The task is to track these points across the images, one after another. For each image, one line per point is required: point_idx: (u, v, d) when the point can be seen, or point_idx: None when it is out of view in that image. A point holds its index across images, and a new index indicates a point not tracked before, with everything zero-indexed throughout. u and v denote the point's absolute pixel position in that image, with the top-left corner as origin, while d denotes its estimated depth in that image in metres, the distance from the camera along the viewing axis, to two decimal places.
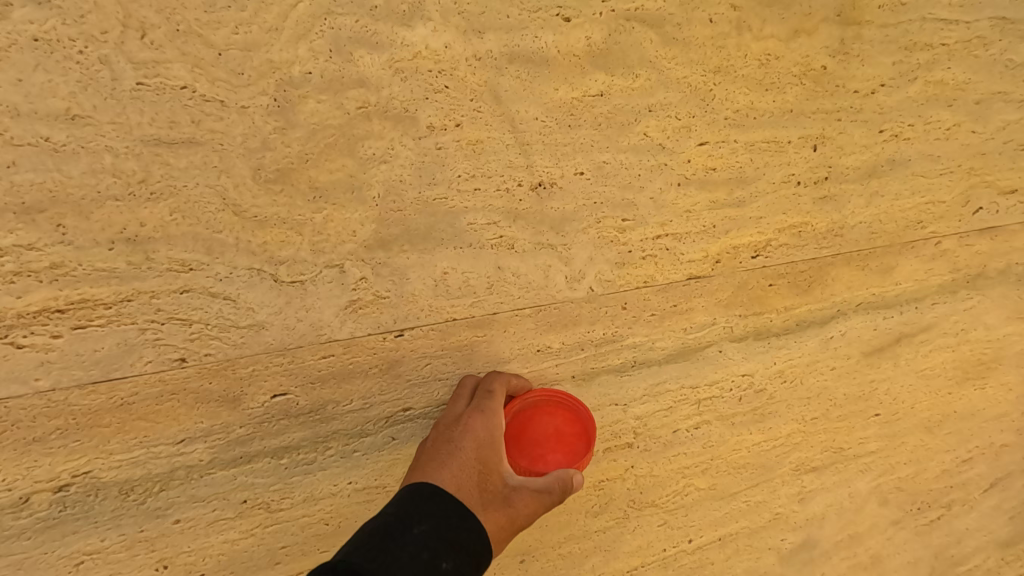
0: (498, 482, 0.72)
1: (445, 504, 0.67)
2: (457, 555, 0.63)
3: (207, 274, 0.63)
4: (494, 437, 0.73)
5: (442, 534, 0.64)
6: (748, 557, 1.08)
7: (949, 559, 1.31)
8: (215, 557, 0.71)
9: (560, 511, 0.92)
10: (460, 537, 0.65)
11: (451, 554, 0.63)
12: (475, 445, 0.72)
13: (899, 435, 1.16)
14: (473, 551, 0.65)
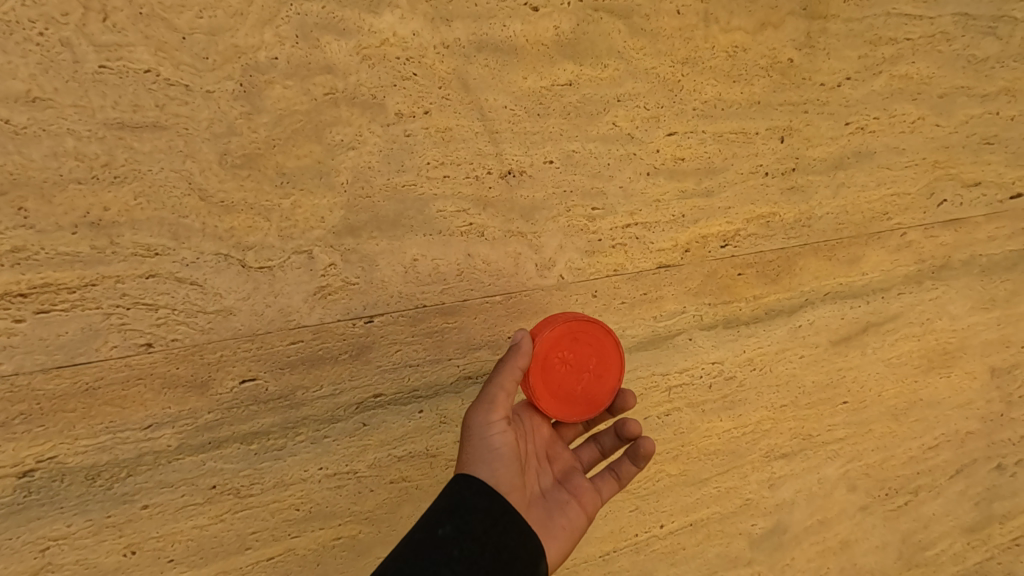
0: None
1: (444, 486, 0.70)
2: (454, 517, 0.65)
3: (173, 259, 0.64)
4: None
5: (435, 509, 0.66)
6: (719, 542, 1.11)
7: (916, 544, 1.34)
8: (184, 543, 0.71)
9: None
10: (453, 501, 0.67)
11: (446, 518, 0.65)
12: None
13: (867, 423, 1.19)
14: (470, 506, 0.66)
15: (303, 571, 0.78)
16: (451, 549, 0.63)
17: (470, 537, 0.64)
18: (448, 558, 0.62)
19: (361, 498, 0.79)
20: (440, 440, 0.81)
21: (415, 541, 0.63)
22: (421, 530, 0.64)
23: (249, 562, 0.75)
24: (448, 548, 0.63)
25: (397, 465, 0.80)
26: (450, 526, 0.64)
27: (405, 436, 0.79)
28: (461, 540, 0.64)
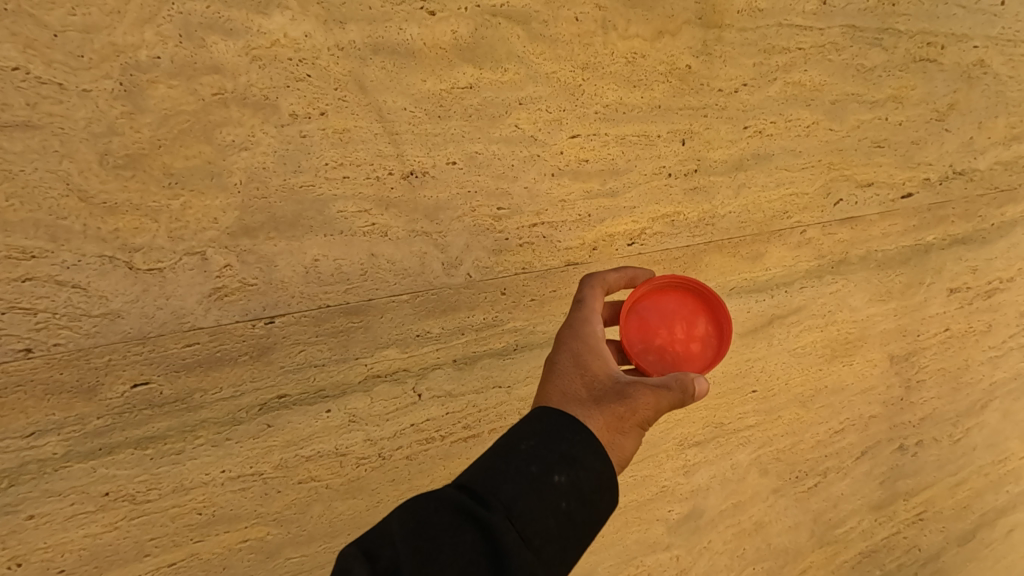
0: (608, 380, 0.69)
1: (558, 421, 0.63)
2: (570, 469, 0.59)
3: (52, 262, 0.62)
4: (590, 344, 0.72)
5: (551, 449, 0.60)
6: (637, 528, 1.15)
7: (827, 522, 1.43)
8: (76, 552, 0.69)
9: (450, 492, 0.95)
10: (574, 451, 0.60)
11: (563, 467, 0.59)
12: (574, 357, 0.71)
13: (776, 410, 1.26)
14: (586, 463, 0.60)
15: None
16: (560, 502, 0.57)
17: (579, 496, 0.58)
18: (554, 510, 0.56)
19: (268, 500, 0.78)
20: (350, 439, 0.82)
21: (526, 477, 0.57)
22: (534, 467, 0.58)
23: (149, 570, 0.74)
24: (558, 499, 0.57)
25: (305, 466, 0.80)
26: (566, 478, 0.58)
27: (313, 436, 0.80)
28: (573, 496, 0.58)
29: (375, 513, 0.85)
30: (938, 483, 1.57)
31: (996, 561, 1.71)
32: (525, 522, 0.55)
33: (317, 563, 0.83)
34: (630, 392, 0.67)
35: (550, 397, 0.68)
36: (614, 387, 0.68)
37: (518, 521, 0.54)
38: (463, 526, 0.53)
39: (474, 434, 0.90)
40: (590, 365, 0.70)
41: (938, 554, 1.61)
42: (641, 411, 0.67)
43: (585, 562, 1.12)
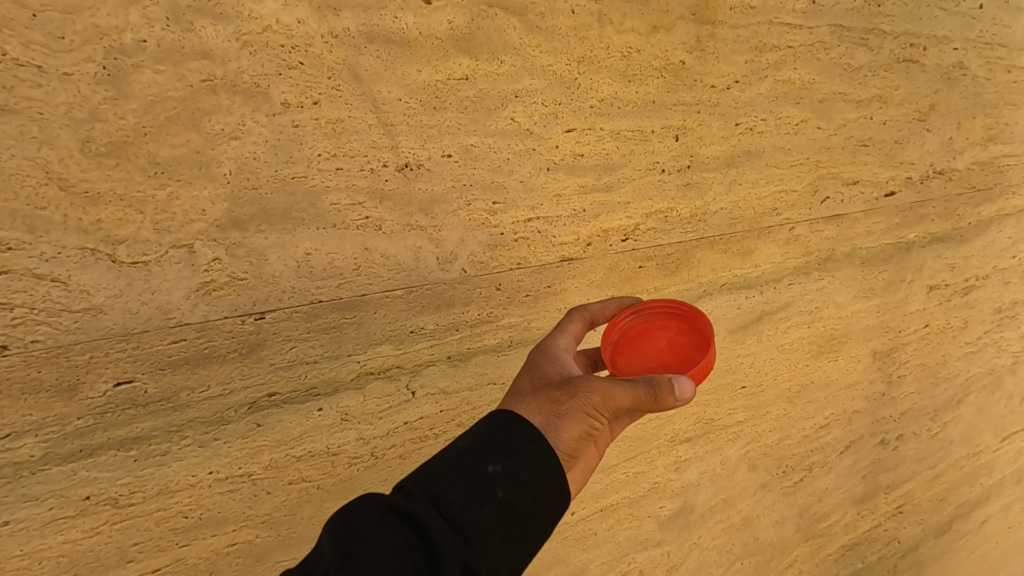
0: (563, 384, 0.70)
1: (496, 417, 0.62)
2: (506, 458, 0.57)
3: (30, 254, 0.59)
4: (548, 351, 0.75)
5: (486, 441, 0.59)
6: (629, 525, 1.15)
7: (812, 516, 1.45)
8: (54, 559, 0.66)
9: None
10: (511, 442, 0.59)
11: (498, 456, 0.57)
12: (530, 366, 0.74)
13: (764, 406, 1.27)
14: (522, 450, 0.58)
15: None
16: (496, 491, 0.55)
17: (518, 484, 0.56)
18: (489, 499, 0.54)
19: (258, 502, 0.76)
20: (342, 438, 0.80)
21: (458, 469, 0.56)
22: (467, 459, 0.56)
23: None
24: (494, 489, 0.55)
25: (295, 466, 0.78)
26: (501, 467, 0.56)
27: (304, 436, 0.77)
28: (510, 485, 0.56)
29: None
30: (917, 476, 1.60)
31: (970, 551, 1.75)
32: (457, 512, 0.53)
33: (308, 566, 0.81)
34: (573, 381, 0.67)
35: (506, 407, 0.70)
36: (561, 380, 0.69)
37: (449, 513, 0.53)
38: (392, 522, 0.52)
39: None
40: (543, 369, 0.72)
41: (916, 546, 1.65)
42: (582, 394, 0.65)
43: (578, 560, 1.11)
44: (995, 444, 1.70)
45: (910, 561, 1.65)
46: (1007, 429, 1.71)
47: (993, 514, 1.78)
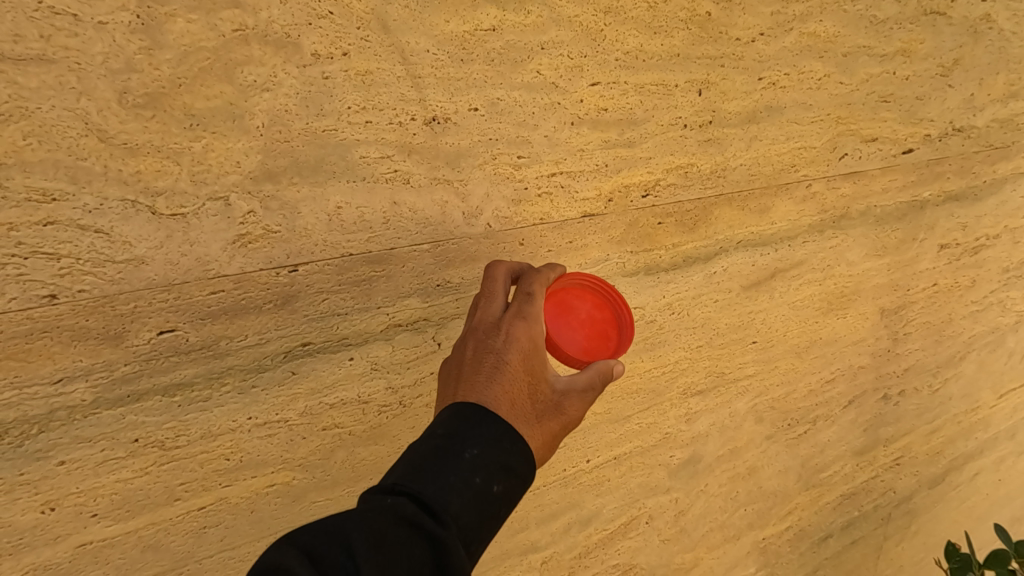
0: (547, 391, 0.69)
1: (497, 428, 0.62)
2: (507, 478, 0.61)
3: (74, 205, 0.61)
4: (537, 345, 0.70)
5: (495, 459, 0.60)
6: (641, 473, 1.19)
7: (813, 467, 1.52)
8: (108, 497, 0.70)
9: None
10: (512, 461, 0.62)
11: (500, 477, 0.60)
12: (523, 360, 0.68)
13: (773, 361, 1.31)
14: (519, 471, 0.63)
15: (237, 519, 0.79)
16: (496, 509, 0.60)
17: (510, 500, 0.62)
18: (491, 517, 0.59)
19: (294, 447, 0.80)
20: (372, 387, 0.83)
21: (470, 489, 0.58)
22: (478, 478, 0.58)
23: (179, 513, 0.75)
24: (493, 507, 0.59)
25: (329, 413, 0.81)
26: (502, 487, 0.60)
27: (337, 384, 0.80)
28: (504, 502, 0.61)
29: (396, 460, 0.88)
30: (914, 430, 1.66)
31: (959, 501, 1.83)
32: (469, 531, 0.57)
33: (341, 507, 0.86)
34: (565, 404, 0.70)
35: (496, 404, 0.64)
36: (552, 399, 0.69)
37: (462, 533, 0.56)
38: (418, 539, 0.52)
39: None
40: (534, 370, 0.69)
41: (909, 496, 1.72)
42: (572, 418, 0.70)
43: (591, 505, 1.15)
44: (993, 400, 1.75)
45: (903, 511, 1.73)
46: (1005, 386, 1.76)
47: (985, 467, 1.84)
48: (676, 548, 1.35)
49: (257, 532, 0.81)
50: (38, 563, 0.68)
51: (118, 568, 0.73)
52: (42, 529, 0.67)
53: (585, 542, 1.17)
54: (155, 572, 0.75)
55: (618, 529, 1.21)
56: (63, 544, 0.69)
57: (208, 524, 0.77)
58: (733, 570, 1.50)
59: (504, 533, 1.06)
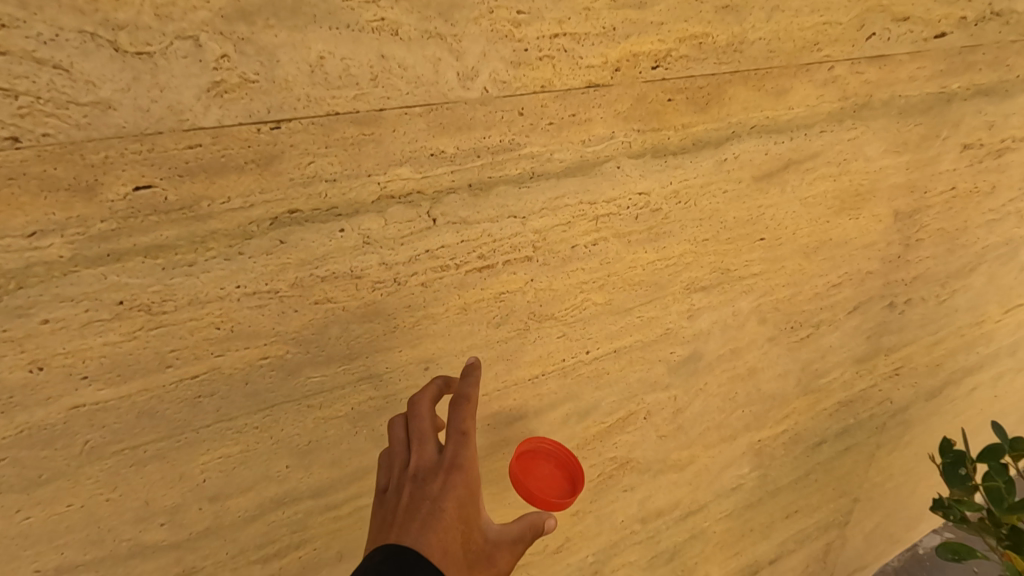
0: None
1: None
2: None
3: (26, 34, 0.55)
4: None
5: None
6: (640, 367, 1.19)
7: (812, 372, 1.55)
8: (97, 359, 0.69)
9: (462, 321, 0.92)
10: None
11: None
12: None
13: (780, 260, 1.27)
14: None
15: (231, 390, 0.78)
16: None
17: None
18: None
19: (286, 320, 0.78)
20: (365, 261, 0.80)
21: None
22: None
23: (171, 380, 0.74)
24: None
25: (320, 287, 0.79)
26: None
27: (327, 256, 0.77)
28: None
29: (392, 340, 0.87)
30: (917, 340, 1.75)
31: (947, 408, 1.95)
32: None
33: (338, 384, 0.86)
34: None
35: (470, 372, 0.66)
36: None
37: None
38: None
39: (489, 266, 0.91)
40: None
41: (905, 407, 1.87)
42: None
43: (589, 397, 1.15)
44: (997, 313, 1.87)
45: (897, 419, 1.88)
46: (1010, 301, 1.87)
47: (976, 380, 1.98)
48: (673, 445, 1.37)
49: (253, 405, 0.81)
50: (31, 423, 0.68)
51: (114, 432, 0.73)
52: (32, 389, 0.67)
53: (583, 434, 1.19)
54: (152, 439, 0.76)
55: (616, 423, 1.22)
56: (56, 405, 0.68)
57: (202, 394, 0.77)
58: (726, 470, 1.55)
59: (502, 420, 1.06)
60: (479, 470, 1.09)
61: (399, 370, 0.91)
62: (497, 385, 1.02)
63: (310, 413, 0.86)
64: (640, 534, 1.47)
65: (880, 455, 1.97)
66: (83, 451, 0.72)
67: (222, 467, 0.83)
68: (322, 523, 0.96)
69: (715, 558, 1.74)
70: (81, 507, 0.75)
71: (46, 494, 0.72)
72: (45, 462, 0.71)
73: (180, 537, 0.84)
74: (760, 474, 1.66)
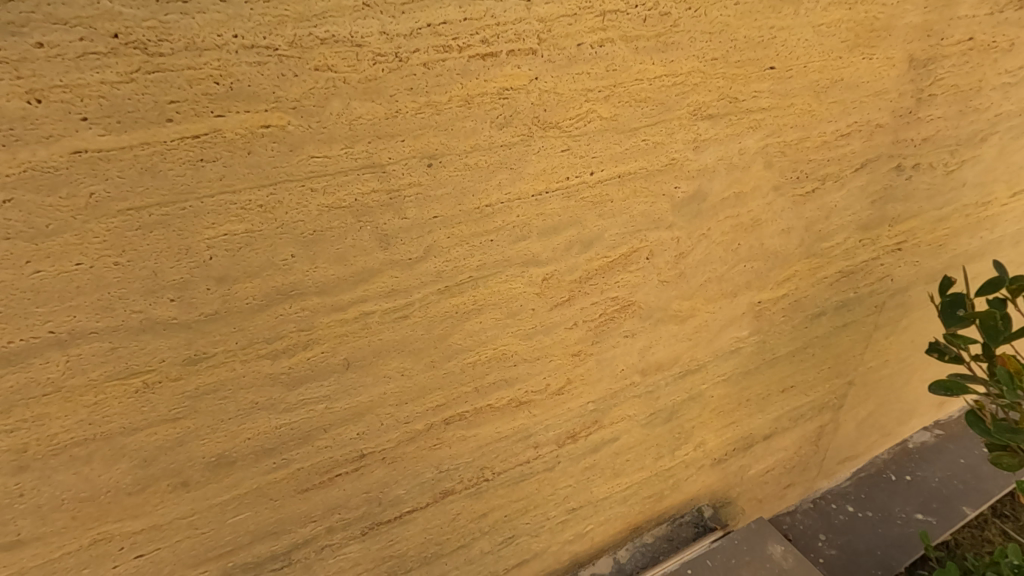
0: None
1: None
2: None
3: None
4: None
5: None
6: (643, 201, 1.02)
7: (817, 234, 1.32)
8: (95, 103, 0.56)
9: (430, 110, 0.73)
10: None
11: None
12: None
13: (791, 96, 1.07)
14: None
15: (235, 159, 0.64)
16: None
17: None
18: None
19: (286, 85, 0.63)
20: (364, 26, 0.65)
21: None
22: None
23: (173, 139, 0.60)
24: None
25: (321, 51, 0.64)
26: None
27: (326, 15, 0.62)
28: None
29: (395, 125, 0.72)
30: (922, 217, 1.50)
31: (902, 313, 1.67)
32: None
33: (341, 169, 0.71)
34: None
35: None
36: None
37: None
38: None
39: (493, 54, 0.75)
40: None
41: (906, 288, 1.61)
42: None
43: (593, 226, 0.98)
44: (1004, 196, 1.64)
45: (897, 301, 1.63)
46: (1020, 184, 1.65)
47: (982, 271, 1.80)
48: (674, 294, 1.18)
49: (257, 180, 0.66)
50: (34, 164, 0.56)
51: (119, 188, 0.60)
52: (30, 123, 0.54)
53: (585, 267, 1.02)
54: (156, 202, 0.62)
55: (618, 260, 1.05)
56: (56, 146, 0.56)
57: (205, 158, 0.63)
58: (726, 329, 1.34)
59: (505, 238, 0.90)
60: (456, 298, 0.90)
61: (400, 163, 0.75)
62: (499, 196, 0.85)
63: (314, 199, 0.71)
64: (639, 388, 1.28)
65: (879, 339, 1.69)
66: (89, 205, 0.59)
67: (228, 248, 0.68)
68: (330, 325, 0.80)
69: (711, 426, 1.50)
70: (91, 271, 0.62)
71: (55, 248, 0.60)
72: (49, 210, 0.58)
73: (192, 318, 0.70)
74: (761, 340, 1.42)
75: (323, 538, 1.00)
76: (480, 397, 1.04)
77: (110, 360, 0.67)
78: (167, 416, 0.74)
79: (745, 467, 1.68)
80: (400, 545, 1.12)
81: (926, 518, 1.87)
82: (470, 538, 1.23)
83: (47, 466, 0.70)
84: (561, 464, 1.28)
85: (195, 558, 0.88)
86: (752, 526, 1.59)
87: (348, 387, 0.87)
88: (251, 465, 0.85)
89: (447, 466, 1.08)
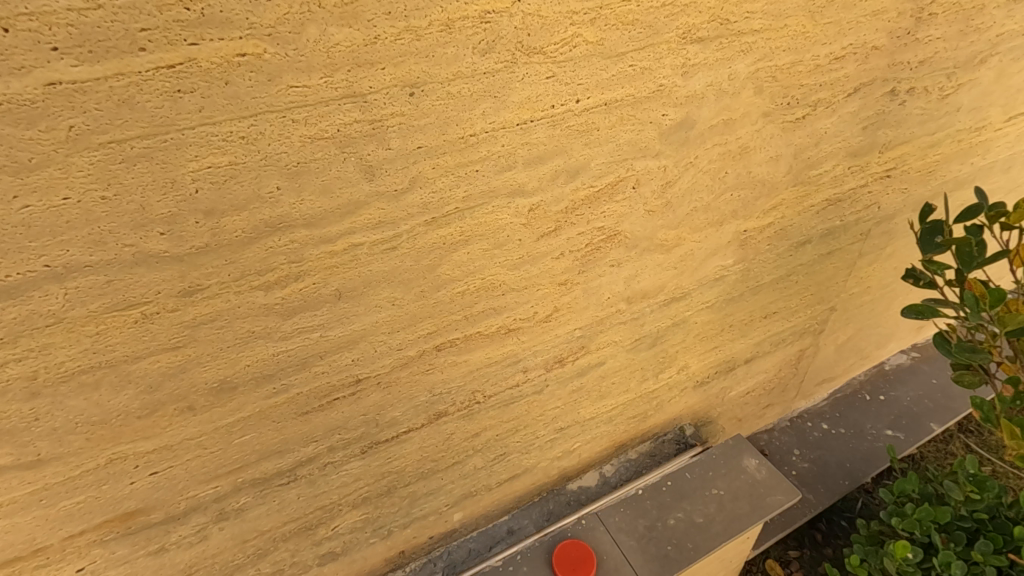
0: None
1: None
2: None
3: None
4: None
5: None
6: (631, 129, 1.01)
7: (806, 161, 1.31)
8: (64, 31, 0.55)
9: (411, 37, 0.72)
10: None
11: None
12: None
13: (784, 17, 1.04)
14: None
15: (212, 90, 0.64)
16: None
17: None
18: None
19: (259, 10, 0.62)
20: None
21: None
22: None
23: (147, 69, 0.59)
24: None
25: None
26: None
27: None
28: None
29: (375, 52, 0.71)
30: (914, 143, 1.49)
31: (887, 240, 1.70)
32: None
33: (322, 100, 0.70)
34: None
35: None
36: None
37: None
38: None
39: None
40: None
41: (892, 214, 1.63)
42: None
43: (579, 155, 0.99)
44: (998, 121, 1.62)
45: (883, 229, 1.65)
46: (1016, 108, 1.63)
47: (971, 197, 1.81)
48: (661, 224, 1.20)
49: (237, 112, 0.66)
50: (10, 97, 0.55)
51: (97, 121, 0.60)
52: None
53: (571, 198, 1.03)
54: (137, 134, 0.62)
55: (604, 190, 1.06)
56: (30, 79, 0.55)
57: (182, 90, 0.62)
58: (711, 258, 1.36)
59: (490, 169, 0.90)
60: (446, 230, 0.92)
61: (379, 93, 0.74)
62: (484, 125, 0.85)
63: (295, 130, 0.71)
64: (625, 315, 1.33)
65: (863, 266, 1.73)
66: (70, 139, 0.60)
67: (213, 180, 0.69)
68: (320, 258, 0.82)
69: (694, 351, 1.57)
70: (79, 205, 0.63)
71: (41, 182, 0.61)
72: (31, 144, 0.58)
73: (183, 251, 0.72)
74: (745, 269, 1.46)
75: (325, 455, 1.07)
76: (470, 325, 1.08)
77: (108, 292, 0.70)
78: (168, 344, 0.78)
79: (726, 389, 1.77)
80: (398, 462, 1.20)
81: (894, 434, 2.00)
82: (464, 455, 1.32)
83: (58, 393, 0.74)
84: (549, 388, 1.34)
85: (207, 474, 0.95)
86: (730, 442, 1.69)
87: (341, 315, 0.90)
88: (252, 390, 0.90)
89: (440, 390, 1.14)
